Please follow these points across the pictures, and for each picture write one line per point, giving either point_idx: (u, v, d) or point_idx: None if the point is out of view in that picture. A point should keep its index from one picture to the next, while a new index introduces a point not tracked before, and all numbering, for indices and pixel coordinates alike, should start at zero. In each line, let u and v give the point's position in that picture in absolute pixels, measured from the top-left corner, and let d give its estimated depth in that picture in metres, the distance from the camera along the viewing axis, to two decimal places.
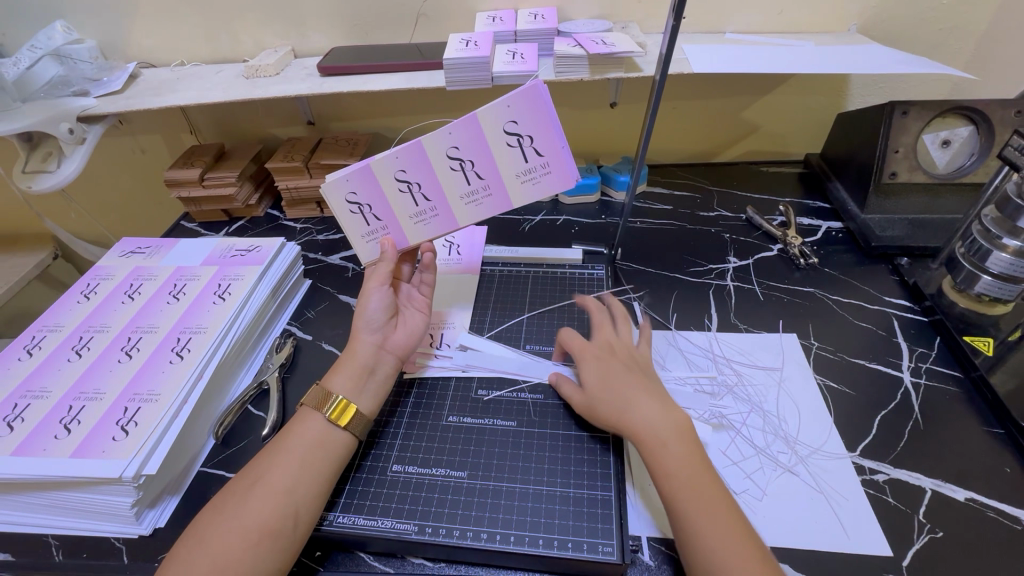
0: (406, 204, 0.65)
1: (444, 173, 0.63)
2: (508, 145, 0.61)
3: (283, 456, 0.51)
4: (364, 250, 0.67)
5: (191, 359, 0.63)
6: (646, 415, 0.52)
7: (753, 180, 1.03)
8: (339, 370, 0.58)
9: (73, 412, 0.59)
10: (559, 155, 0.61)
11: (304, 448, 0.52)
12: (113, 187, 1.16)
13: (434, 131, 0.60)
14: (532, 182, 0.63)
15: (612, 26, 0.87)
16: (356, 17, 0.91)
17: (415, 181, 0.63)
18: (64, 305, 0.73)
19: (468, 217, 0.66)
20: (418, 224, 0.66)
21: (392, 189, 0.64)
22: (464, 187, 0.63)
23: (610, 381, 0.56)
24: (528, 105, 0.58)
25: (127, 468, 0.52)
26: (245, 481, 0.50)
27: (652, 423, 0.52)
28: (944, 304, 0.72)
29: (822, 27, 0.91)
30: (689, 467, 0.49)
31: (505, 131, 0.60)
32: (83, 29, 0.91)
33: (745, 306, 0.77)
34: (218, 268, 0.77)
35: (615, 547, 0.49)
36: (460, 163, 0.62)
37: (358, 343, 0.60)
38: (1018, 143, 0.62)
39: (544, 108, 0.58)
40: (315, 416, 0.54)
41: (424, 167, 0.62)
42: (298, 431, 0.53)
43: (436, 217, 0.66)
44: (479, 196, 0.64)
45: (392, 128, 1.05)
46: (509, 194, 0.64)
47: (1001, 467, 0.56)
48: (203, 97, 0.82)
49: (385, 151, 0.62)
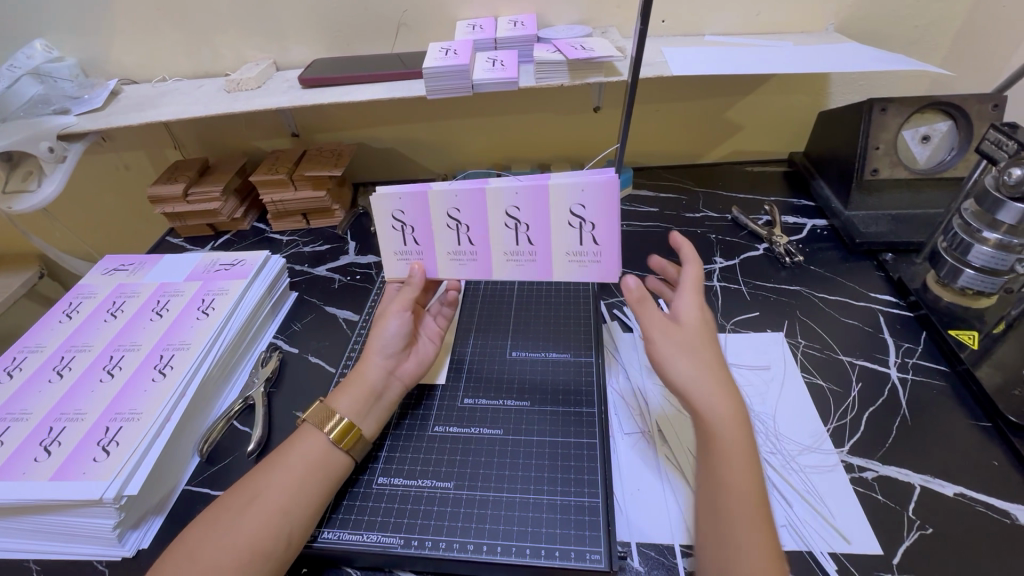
0: (449, 240, 0.61)
1: (496, 228, 0.59)
2: (569, 226, 0.58)
3: (280, 471, 0.50)
4: (392, 269, 0.65)
5: (173, 376, 0.63)
6: (714, 404, 0.47)
7: (738, 180, 1.03)
8: (351, 392, 0.56)
9: (53, 433, 0.58)
10: (615, 248, 0.58)
11: (301, 466, 0.51)
12: (98, 204, 1.16)
13: (501, 184, 0.57)
14: (579, 265, 0.60)
15: (591, 31, 0.88)
16: (336, 29, 0.91)
17: (466, 223, 0.60)
18: (46, 325, 0.72)
19: (503, 272, 0.62)
20: (453, 262, 0.63)
21: (441, 222, 0.60)
22: (512, 245, 0.60)
23: (701, 346, 0.49)
24: (600, 196, 0.56)
25: (108, 490, 0.52)
26: (238, 499, 0.49)
27: (712, 410, 0.46)
28: (929, 299, 0.72)
29: (800, 28, 0.91)
30: (746, 473, 0.45)
31: (569, 211, 0.57)
32: (62, 47, 0.91)
33: (731, 306, 0.77)
34: (201, 283, 0.77)
35: (602, 553, 0.48)
36: (515, 224, 0.59)
37: (366, 361, 0.59)
38: (994, 137, 0.63)
39: (615, 208, 0.56)
40: (314, 432, 0.53)
41: (480, 215, 0.59)
42: (298, 445, 0.53)
43: (473, 262, 0.62)
44: (521, 258, 0.60)
45: (376, 138, 1.05)
46: (552, 268, 0.60)
47: (989, 460, 0.56)
48: (183, 111, 0.82)
49: (445, 183, 0.59)
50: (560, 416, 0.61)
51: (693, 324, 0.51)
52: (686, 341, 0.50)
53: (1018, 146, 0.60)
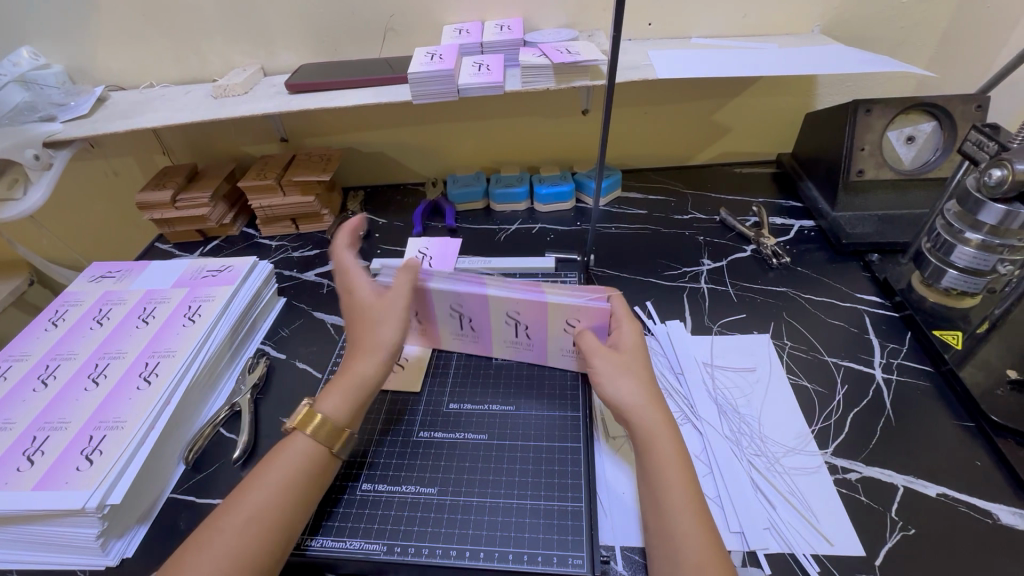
0: (452, 325, 0.65)
1: (497, 326, 0.64)
2: (563, 335, 0.61)
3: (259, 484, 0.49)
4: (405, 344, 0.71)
5: (158, 384, 0.63)
6: (651, 414, 0.51)
7: (726, 182, 1.04)
8: (342, 392, 0.55)
9: (37, 442, 0.58)
10: None
11: (280, 477, 0.49)
12: (87, 210, 1.15)
13: (503, 294, 0.59)
14: (571, 358, 0.64)
15: (578, 35, 0.88)
16: (324, 34, 0.91)
17: (467, 315, 0.63)
18: (31, 334, 0.72)
19: (504, 352, 0.68)
20: (455, 339, 0.68)
21: (443, 311, 0.64)
22: (512, 337, 0.65)
23: (640, 364, 0.55)
24: (594, 317, 0.58)
25: (90, 499, 0.51)
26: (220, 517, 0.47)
27: (649, 418, 0.51)
28: (914, 299, 0.73)
29: (785, 30, 0.92)
30: (680, 471, 0.48)
31: (565, 323, 0.60)
32: (48, 54, 0.91)
33: (718, 307, 0.77)
34: (188, 290, 0.77)
35: (585, 558, 0.49)
36: (514, 322, 0.62)
37: (363, 355, 0.57)
38: (976, 137, 0.64)
39: (609, 327, 0.59)
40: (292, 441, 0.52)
41: (483, 313, 0.62)
42: (278, 458, 0.51)
43: (476, 341, 0.67)
44: (519, 346, 0.66)
45: (366, 142, 1.05)
46: (547, 357, 0.66)
47: (972, 460, 0.56)
48: (170, 118, 0.82)
49: (445, 285, 0.61)
50: (544, 420, 0.61)
51: (633, 347, 0.56)
52: (621, 361, 0.55)
53: (998, 147, 0.61)
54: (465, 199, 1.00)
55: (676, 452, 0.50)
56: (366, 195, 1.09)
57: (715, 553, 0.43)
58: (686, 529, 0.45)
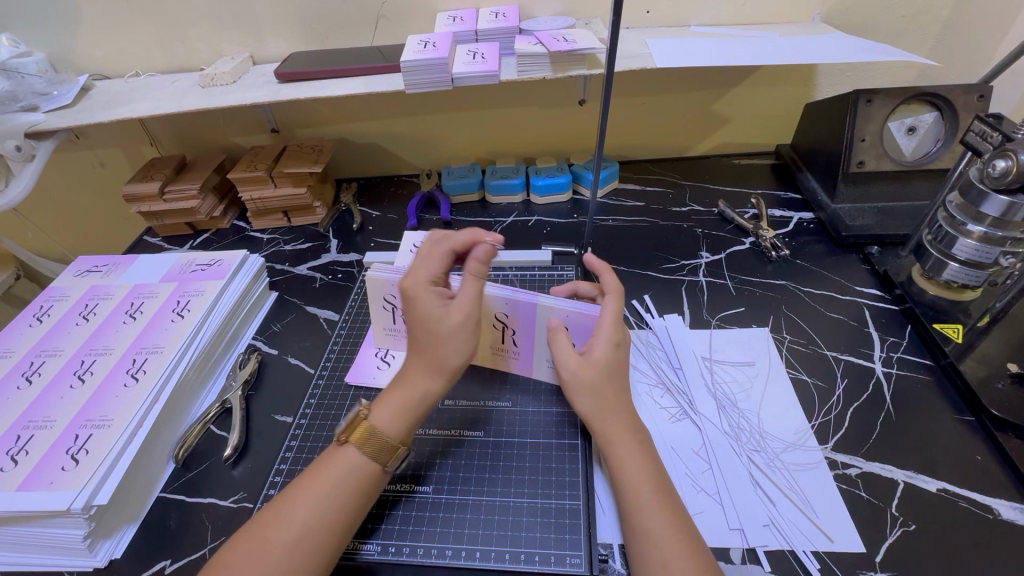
0: None
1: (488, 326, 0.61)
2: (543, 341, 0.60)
3: (307, 498, 0.47)
4: (380, 344, 0.69)
5: (146, 381, 0.61)
6: (607, 424, 0.53)
7: (724, 173, 1.03)
8: (399, 406, 0.52)
9: (20, 441, 0.56)
10: None
11: (329, 489, 0.47)
12: (74, 203, 1.13)
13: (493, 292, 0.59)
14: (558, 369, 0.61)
15: (575, 23, 0.86)
16: (314, 21, 0.88)
17: None
18: (15, 330, 0.70)
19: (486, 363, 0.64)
20: None
21: None
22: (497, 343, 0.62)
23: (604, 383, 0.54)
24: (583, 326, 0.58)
25: (76, 500, 0.50)
26: (267, 537, 0.45)
27: (604, 428, 0.53)
28: (914, 292, 0.72)
29: (786, 18, 0.90)
30: (644, 471, 0.50)
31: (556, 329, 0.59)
32: (29, 41, 0.88)
33: (717, 301, 0.76)
34: (177, 284, 0.75)
35: (582, 557, 0.48)
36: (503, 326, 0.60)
37: (422, 364, 0.53)
38: (979, 128, 0.63)
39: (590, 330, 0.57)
40: (339, 454, 0.50)
41: None
42: (326, 472, 0.48)
43: None
44: (505, 355, 0.63)
45: (359, 134, 1.03)
46: (533, 367, 0.62)
47: (972, 455, 0.56)
48: (156, 108, 0.79)
49: None
50: (538, 417, 0.60)
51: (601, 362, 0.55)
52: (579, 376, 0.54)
53: (1002, 138, 0.60)
54: (460, 190, 0.98)
55: (637, 461, 0.50)
56: (360, 187, 1.07)
57: (686, 550, 0.44)
58: (657, 530, 0.46)
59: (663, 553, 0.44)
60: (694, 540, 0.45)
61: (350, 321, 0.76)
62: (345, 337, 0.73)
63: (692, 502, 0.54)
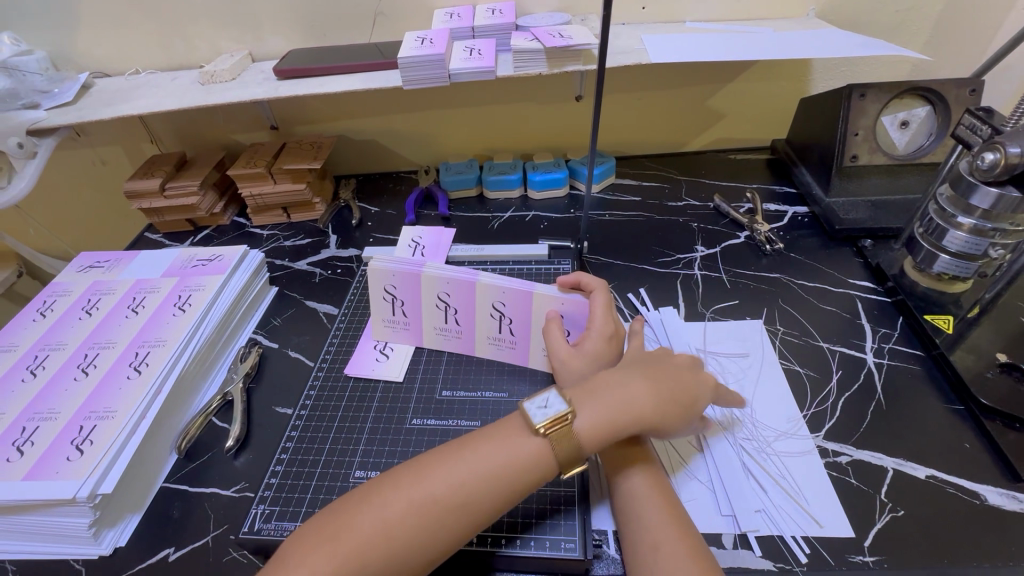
0: (437, 318, 0.68)
1: (484, 313, 0.65)
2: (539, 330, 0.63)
3: (483, 468, 0.45)
4: (379, 336, 0.71)
5: (149, 373, 0.62)
6: None
7: (719, 168, 1.03)
8: (605, 420, 0.47)
9: (25, 433, 0.57)
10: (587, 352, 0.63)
11: (492, 468, 0.45)
12: (75, 201, 1.14)
13: (491, 282, 0.63)
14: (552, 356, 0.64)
15: (571, 19, 0.87)
16: (311, 18, 0.89)
17: (454, 306, 0.66)
18: (20, 324, 0.71)
19: (482, 353, 0.68)
20: (438, 336, 0.69)
21: (430, 302, 0.67)
22: (494, 332, 0.66)
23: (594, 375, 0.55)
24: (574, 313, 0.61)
25: (81, 488, 0.51)
26: (427, 491, 0.44)
27: None
28: (906, 284, 0.73)
29: (781, 13, 0.91)
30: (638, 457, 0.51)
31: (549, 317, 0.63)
32: (31, 40, 0.89)
33: (711, 295, 0.77)
34: (178, 279, 0.76)
35: (577, 542, 0.49)
36: (500, 314, 0.65)
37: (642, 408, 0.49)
38: (969, 121, 0.64)
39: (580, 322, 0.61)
40: (528, 443, 0.46)
41: (469, 303, 0.65)
42: (498, 448, 0.46)
43: (457, 339, 0.68)
44: (501, 343, 0.66)
45: (357, 130, 1.03)
46: (529, 356, 0.65)
47: (961, 443, 0.57)
48: (156, 105, 0.80)
49: (437, 270, 0.65)
50: None
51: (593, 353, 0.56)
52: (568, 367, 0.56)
53: (991, 131, 0.60)
54: (458, 186, 0.99)
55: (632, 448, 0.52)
56: (358, 183, 1.08)
57: (680, 532, 0.45)
58: (653, 513, 0.47)
59: (656, 537, 0.45)
60: (686, 522, 0.47)
61: (349, 314, 0.77)
62: (344, 329, 0.74)
63: (685, 489, 0.55)
